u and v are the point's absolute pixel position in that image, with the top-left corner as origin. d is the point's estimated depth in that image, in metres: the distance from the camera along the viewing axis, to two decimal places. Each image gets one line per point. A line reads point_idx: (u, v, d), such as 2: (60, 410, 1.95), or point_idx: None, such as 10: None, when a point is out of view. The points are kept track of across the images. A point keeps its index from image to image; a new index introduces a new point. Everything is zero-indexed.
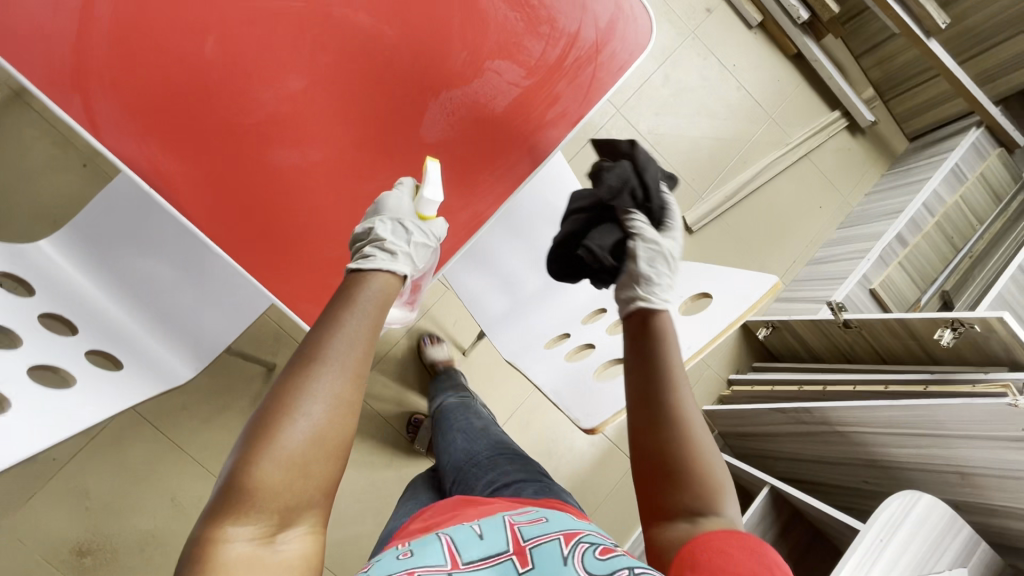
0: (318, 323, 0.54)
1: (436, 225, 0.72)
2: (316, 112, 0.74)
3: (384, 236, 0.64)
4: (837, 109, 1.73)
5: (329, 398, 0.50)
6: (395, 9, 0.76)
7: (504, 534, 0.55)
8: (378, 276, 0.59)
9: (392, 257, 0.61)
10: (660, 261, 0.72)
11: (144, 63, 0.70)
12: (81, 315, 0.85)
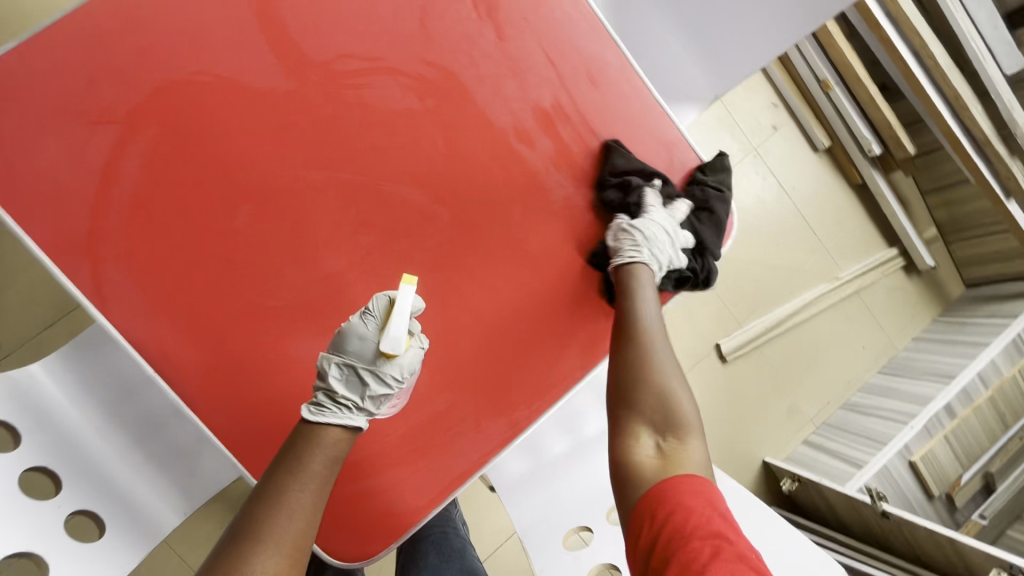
0: (260, 495, 0.52)
1: (409, 357, 0.61)
2: (347, 297, 0.67)
3: (337, 388, 0.59)
4: (895, 247, 1.63)
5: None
6: (453, 191, 0.69)
7: None
8: (333, 432, 0.57)
9: (343, 413, 0.58)
10: (645, 245, 0.70)
11: (168, 229, 0.62)
12: (66, 462, 0.75)
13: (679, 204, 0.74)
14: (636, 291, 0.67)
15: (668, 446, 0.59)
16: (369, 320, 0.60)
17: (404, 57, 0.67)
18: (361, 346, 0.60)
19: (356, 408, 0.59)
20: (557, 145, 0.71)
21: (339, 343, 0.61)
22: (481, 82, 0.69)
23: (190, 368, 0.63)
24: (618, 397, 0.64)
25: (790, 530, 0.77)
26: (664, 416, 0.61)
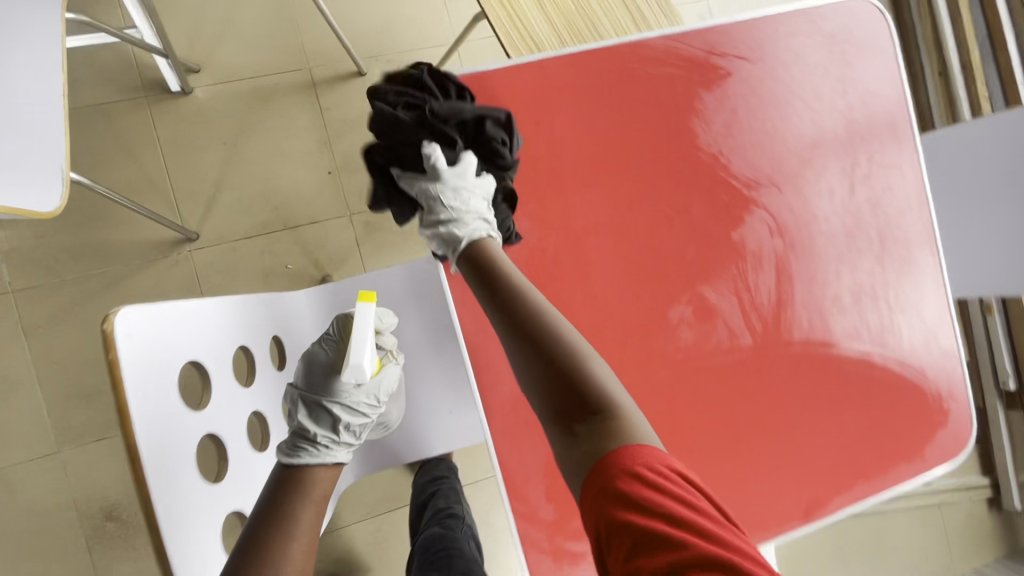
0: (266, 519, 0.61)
1: (383, 377, 0.76)
2: (646, 375, 0.71)
3: (308, 426, 0.71)
4: (988, 476, 1.66)
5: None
6: (766, 321, 0.74)
7: None
8: (322, 472, 0.69)
9: (327, 449, 0.71)
10: (460, 211, 0.64)
11: (534, 262, 0.70)
12: None
13: (483, 172, 0.67)
14: (489, 261, 0.62)
15: (593, 426, 0.52)
16: (327, 346, 0.74)
17: (776, 195, 0.74)
18: (317, 376, 0.73)
19: (331, 442, 0.71)
20: (859, 319, 0.77)
21: (303, 378, 0.73)
22: (823, 242, 0.76)
23: (498, 384, 0.69)
24: (549, 370, 0.55)
25: None
26: (586, 405, 0.53)
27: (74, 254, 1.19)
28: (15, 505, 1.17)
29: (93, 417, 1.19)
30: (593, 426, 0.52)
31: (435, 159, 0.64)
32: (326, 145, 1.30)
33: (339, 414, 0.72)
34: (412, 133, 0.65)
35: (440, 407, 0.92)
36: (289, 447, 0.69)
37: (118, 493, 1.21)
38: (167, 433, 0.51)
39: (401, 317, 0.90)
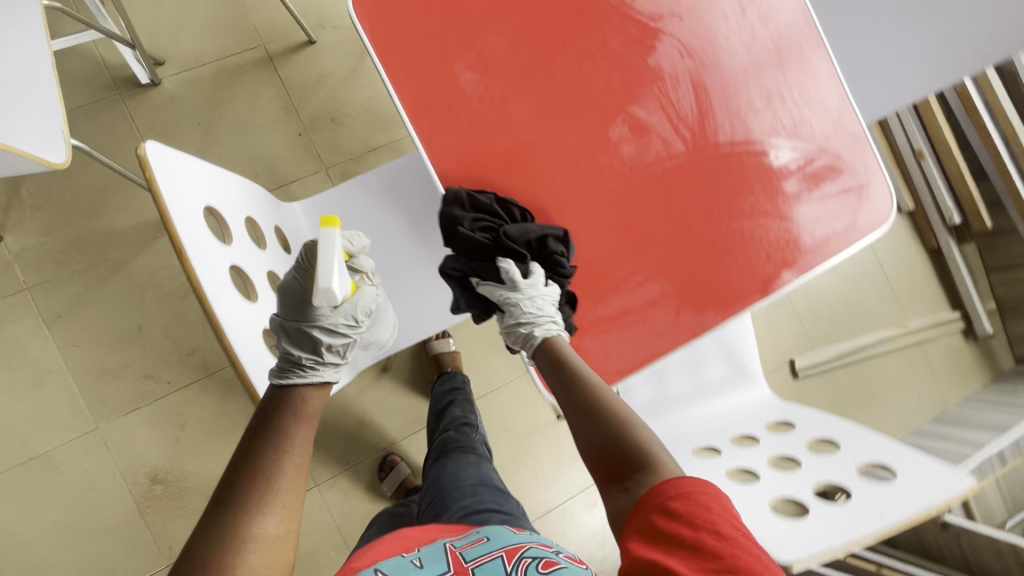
0: (261, 433, 0.68)
1: (358, 299, 0.81)
2: (599, 189, 0.83)
3: (295, 351, 0.76)
4: (957, 310, 1.80)
5: (273, 523, 0.61)
6: (692, 130, 0.86)
7: (445, 560, 0.71)
8: (311, 392, 0.75)
9: (317, 370, 0.77)
10: (536, 315, 0.82)
11: (484, 107, 0.80)
12: None
13: (552, 283, 0.84)
14: (559, 358, 0.78)
15: (640, 480, 0.64)
16: (298, 274, 0.77)
17: (679, 24, 0.87)
18: (295, 302, 0.78)
19: (316, 361, 0.77)
20: (773, 118, 0.89)
21: (282, 306, 0.78)
22: (727, 57, 0.88)
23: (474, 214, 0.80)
24: (601, 436, 0.70)
25: (928, 462, 0.83)
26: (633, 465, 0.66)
27: (78, 245, 1.28)
28: (64, 484, 1.24)
29: (122, 390, 1.28)
30: (638, 479, 0.64)
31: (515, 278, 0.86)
32: (292, 111, 1.42)
33: (320, 336, 0.76)
34: (493, 256, 0.87)
35: (439, 284, 1.03)
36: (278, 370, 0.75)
37: (158, 458, 1.29)
38: (204, 253, 0.62)
39: (383, 212, 1.02)
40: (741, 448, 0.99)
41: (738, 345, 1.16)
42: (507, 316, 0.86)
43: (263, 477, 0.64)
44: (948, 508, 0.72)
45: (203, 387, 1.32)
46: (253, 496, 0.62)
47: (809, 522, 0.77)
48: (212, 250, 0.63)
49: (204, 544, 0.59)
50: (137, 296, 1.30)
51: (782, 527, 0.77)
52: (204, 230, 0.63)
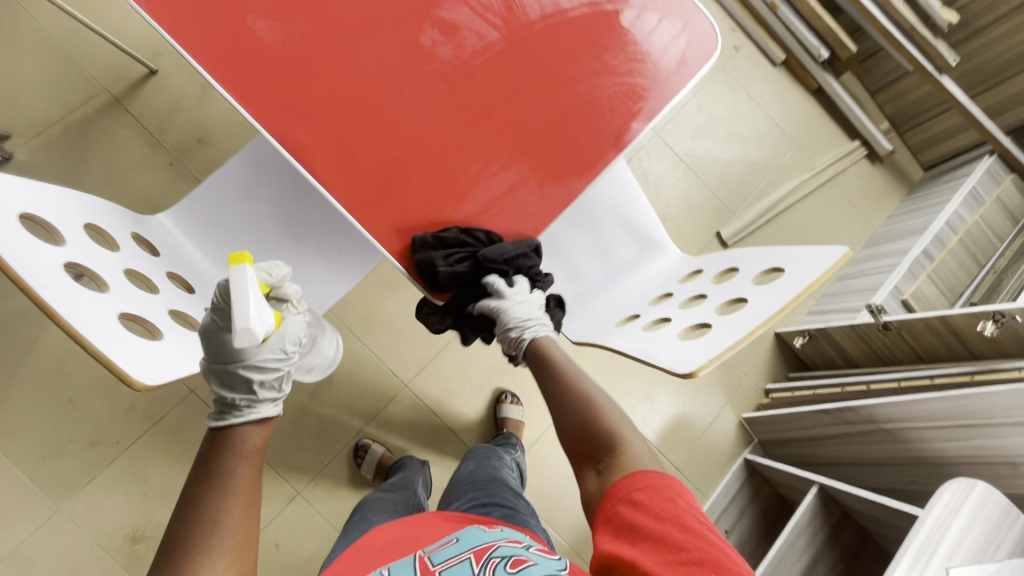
0: (202, 474, 0.65)
1: (286, 327, 0.74)
2: (430, 96, 0.84)
3: (230, 393, 0.71)
4: (856, 139, 1.87)
5: (220, 568, 0.60)
6: (502, 13, 0.87)
7: (414, 565, 0.64)
8: (250, 432, 0.70)
9: (255, 408, 0.72)
10: (533, 321, 0.90)
11: (289, 48, 0.80)
12: (199, 281, 0.92)
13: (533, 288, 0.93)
14: (543, 360, 0.87)
15: (608, 464, 0.72)
16: (217, 316, 0.70)
17: None
18: (217, 345, 0.70)
19: (250, 400, 0.71)
20: None
21: (210, 349, 0.71)
22: None
23: (318, 155, 0.81)
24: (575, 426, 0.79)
25: (806, 248, 0.86)
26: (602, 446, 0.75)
27: None
28: (43, 574, 1.22)
29: (74, 464, 1.26)
30: (608, 460, 0.73)
31: (498, 292, 0.89)
32: (157, 145, 1.40)
33: (251, 375, 0.71)
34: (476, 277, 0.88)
35: (332, 249, 1.04)
36: (214, 413, 0.71)
37: (131, 518, 1.27)
38: (19, 245, 0.61)
39: (252, 195, 1.01)
40: (658, 305, 1.01)
41: (637, 215, 1.16)
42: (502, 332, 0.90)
43: (207, 523, 0.61)
44: (820, 281, 0.76)
45: (155, 435, 1.31)
46: (198, 544, 0.60)
47: (707, 338, 0.81)
48: (34, 250, 0.62)
49: None
50: (58, 370, 1.28)
51: (686, 349, 0.80)
52: (17, 233, 0.62)
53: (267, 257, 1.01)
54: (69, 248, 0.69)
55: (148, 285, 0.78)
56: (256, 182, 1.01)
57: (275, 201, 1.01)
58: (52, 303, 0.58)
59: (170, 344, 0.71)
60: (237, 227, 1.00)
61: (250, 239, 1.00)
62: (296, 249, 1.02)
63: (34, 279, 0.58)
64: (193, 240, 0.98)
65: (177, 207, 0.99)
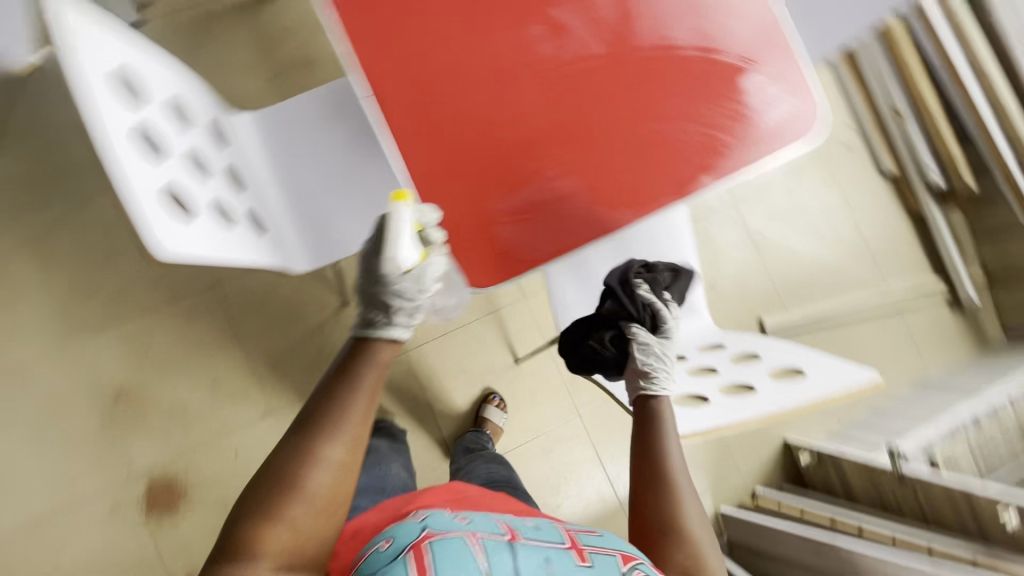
0: (340, 386, 0.64)
1: (433, 263, 0.80)
2: (517, 86, 0.85)
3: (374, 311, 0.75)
4: (940, 277, 1.76)
5: (332, 463, 0.60)
6: (614, 33, 0.87)
7: (561, 532, 0.65)
8: (384, 349, 0.70)
9: (395, 327, 0.73)
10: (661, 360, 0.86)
11: (405, 0, 0.83)
12: (251, 183, 0.97)
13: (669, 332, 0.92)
14: (660, 417, 0.78)
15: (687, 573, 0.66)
16: (373, 245, 0.79)
17: None
18: (371, 269, 0.78)
19: (387, 319, 0.73)
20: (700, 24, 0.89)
21: (370, 273, 0.79)
22: None
23: (393, 106, 0.83)
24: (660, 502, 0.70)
25: (831, 360, 0.86)
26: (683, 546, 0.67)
27: (61, 171, 1.36)
28: (33, 395, 1.30)
29: (94, 310, 1.35)
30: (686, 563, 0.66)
31: (646, 288, 0.93)
32: (269, 55, 1.48)
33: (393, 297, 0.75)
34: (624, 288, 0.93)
35: (378, 199, 1.06)
36: (359, 325, 0.74)
37: (123, 376, 1.35)
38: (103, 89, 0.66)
39: (328, 125, 1.05)
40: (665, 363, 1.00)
41: (679, 270, 1.13)
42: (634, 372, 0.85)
43: (319, 441, 0.60)
44: (835, 399, 0.77)
45: (171, 310, 1.38)
46: (304, 461, 0.59)
47: (708, 411, 0.85)
48: (116, 111, 0.67)
49: (253, 494, 0.58)
50: (112, 224, 1.37)
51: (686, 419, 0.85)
52: (107, 90, 0.67)
53: (318, 185, 1.04)
54: (146, 109, 0.74)
55: (203, 174, 0.84)
56: (336, 114, 1.05)
57: (346, 138, 1.05)
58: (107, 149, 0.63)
59: (201, 233, 0.76)
60: (303, 148, 1.05)
61: (310, 166, 1.05)
62: (346, 187, 1.05)
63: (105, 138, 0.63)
64: (262, 146, 1.02)
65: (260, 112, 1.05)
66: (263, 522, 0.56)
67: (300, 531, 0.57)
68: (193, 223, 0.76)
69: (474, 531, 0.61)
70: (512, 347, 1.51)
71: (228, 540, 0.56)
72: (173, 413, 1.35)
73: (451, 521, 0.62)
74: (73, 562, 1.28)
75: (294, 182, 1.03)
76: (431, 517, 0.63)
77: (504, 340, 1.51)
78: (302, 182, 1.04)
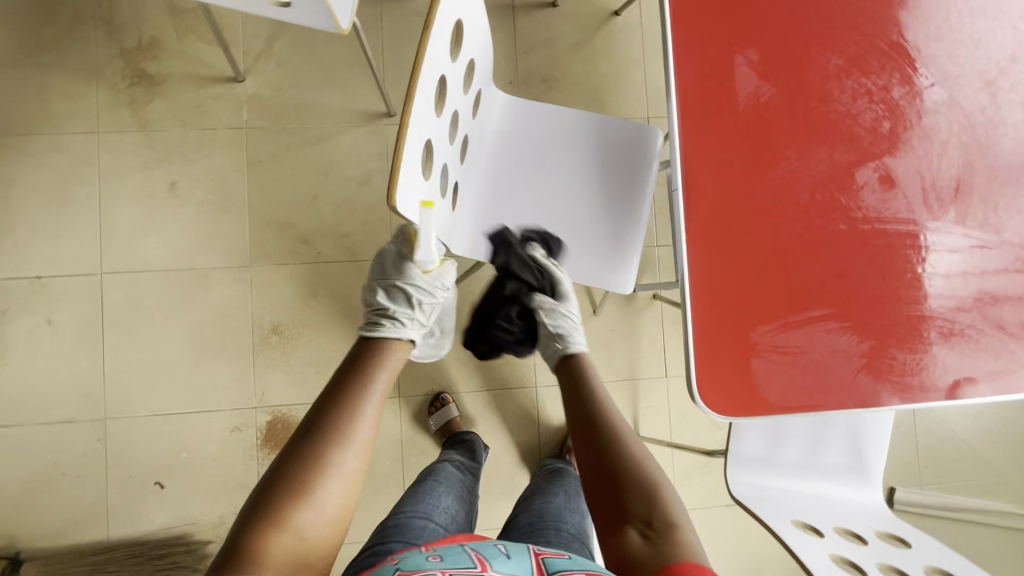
0: (348, 399, 0.78)
1: (445, 273, 0.95)
2: (827, 225, 0.80)
3: (387, 308, 0.91)
4: None
5: (342, 473, 0.73)
6: (941, 206, 0.82)
7: (529, 564, 0.67)
8: (397, 345, 0.89)
9: (401, 327, 0.90)
10: (562, 329, 0.98)
11: (750, 106, 0.80)
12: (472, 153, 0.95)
13: (567, 293, 1.01)
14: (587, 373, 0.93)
15: (655, 532, 0.69)
16: (395, 245, 0.95)
17: (968, 95, 0.83)
18: (388, 266, 0.94)
19: (401, 319, 0.90)
20: None
21: (393, 275, 0.93)
22: (1007, 145, 0.83)
23: (699, 203, 0.80)
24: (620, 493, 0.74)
25: None
26: (647, 502, 0.73)
27: (296, 107, 1.42)
28: (205, 302, 1.38)
29: (280, 243, 1.41)
30: (657, 525, 0.70)
31: (542, 252, 1.01)
32: (512, 59, 1.49)
33: (410, 292, 0.91)
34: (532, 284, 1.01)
35: (564, 231, 1.03)
36: (369, 325, 0.90)
37: (283, 314, 1.40)
38: (439, 41, 0.67)
39: (564, 147, 1.04)
40: (847, 542, 0.93)
41: (869, 436, 1.06)
42: (546, 345, 1.00)
43: (335, 437, 0.74)
44: None
45: (343, 268, 1.42)
46: (320, 452, 0.72)
47: None
48: (438, 52, 0.68)
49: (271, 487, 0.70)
50: (323, 170, 1.42)
51: None
52: (446, 31, 0.68)
53: (523, 193, 1.03)
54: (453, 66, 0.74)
55: (453, 135, 0.83)
56: (581, 143, 1.04)
57: (575, 168, 1.04)
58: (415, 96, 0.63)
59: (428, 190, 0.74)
60: (530, 155, 1.04)
61: (532, 175, 1.04)
62: (544, 207, 1.03)
63: (424, 73, 0.64)
64: (501, 137, 1.03)
65: (517, 102, 1.05)
66: (302, 498, 0.69)
67: (317, 522, 0.69)
68: (427, 178, 0.74)
69: (446, 568, 0.62)
70: (635, 422, 1.47)
71: (271, 508, 0.68)
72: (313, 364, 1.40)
73: (425, 563, 0.64)
74: (185, 463, 1.36)
75: (505, 179, 1.03)
76: (407, 559, 0.65)
77: (631, 411, 1.47)
78: (518, 187, 1.03)
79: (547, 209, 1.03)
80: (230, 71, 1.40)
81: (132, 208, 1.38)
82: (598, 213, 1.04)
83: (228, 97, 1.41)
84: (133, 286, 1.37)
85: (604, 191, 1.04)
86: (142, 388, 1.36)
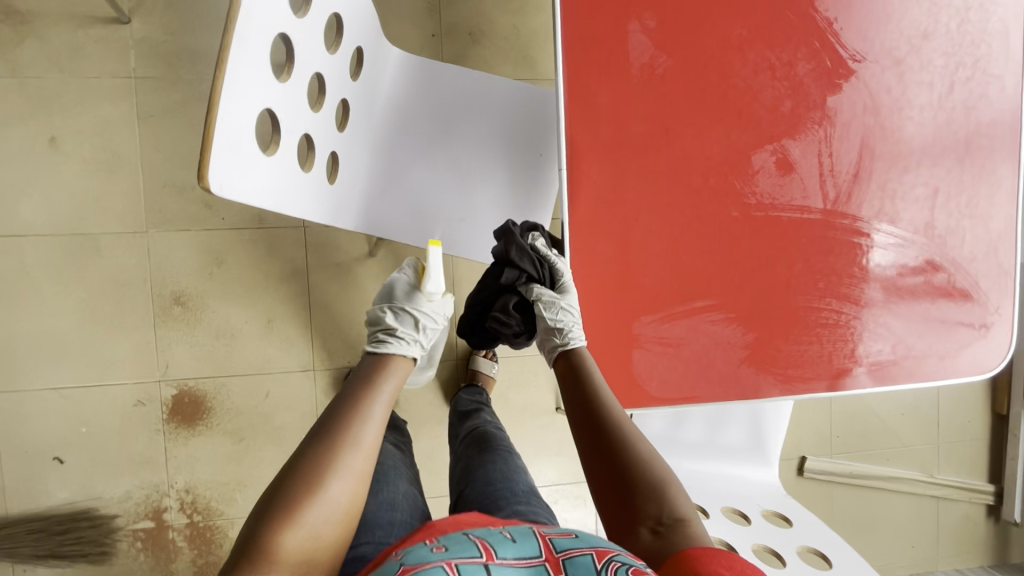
0: (352, 406, 0.67)
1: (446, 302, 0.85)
2: (720, 210, 0.76)
3: (394, 326, 0.79)
4: (993, 484, 1.66)
5: (352, 474, 0.63)
6: (837, 194, 0.78)
7: (537, 544, 0.57)
8: (398, 361, 0.76)
9: (407, 343, 0.78)
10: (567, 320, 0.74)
11: (646, 78, 0.74)
12: (356, 117, 0.86)
13: None
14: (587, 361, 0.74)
15: (666, 526, 0.60)
16: (405, 274, 0.87)
17: (876, 76, 0.78)
18: (396, 291, 0.85)
19: (406, 335, 0.78)
20: (930, 215, 0.80)
21: (399, 297, 0.84)
22: (911, 130, 0.79)
23: (586, 184, 0.75)
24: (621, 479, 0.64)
25: None
26: (659, 500, 0.61)
27: (191, 56, 1.28)
28: (98, 270, 1.28)
29: (180, 208, 1.30)
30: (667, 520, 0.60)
31: (540, 239, 0.80)
32: (435, 9, 1.36)
33: (418, 316, 0.80)
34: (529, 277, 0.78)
35: (466, 204, 0.97)
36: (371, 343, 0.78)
37: (186, 283, 1.32)
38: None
39: (467, 113, 0.97)
40: (731, 523, 0.96)
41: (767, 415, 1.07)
42: (545, 342, 0.75)
43: (345, 440, 0.64)
44: None
45: (251, 236, 1.33)
46: (322, 456, 0.62)
47: None
48: (272, 6, 0.59)
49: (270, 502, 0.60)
50: None
51: None
52: None
53: (421, 160, 0.95)
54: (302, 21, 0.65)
55: (318, 101, 0.75)
56: (485, 109, 0.97)
57: (479, 136, 0.97)
58: (230, 58, 0.55)
59: (274, 167, 0.67)
60: (430, 121, 0.96)
61: (432, 143, 0.96)
62: (444, 179, 0.96)
63: (244, 29, 0.55)
64: (395, 96, 0.93)
65: (415, 60, 0.95)
66: (298, 508, 0.59)
67: (316, 537, 0.59)
68: (272, 154, 0.66)
69: (450, 562, 0.52)
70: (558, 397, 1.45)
71: (263, 523, 0.58)
72: (220, 336, 1.33)
73: (426, 556, 0.53)
74: (85, 437, 1.30)
75: (402, 145, 0.95)
76: (408, 553, 0.54)
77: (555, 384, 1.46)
78: (416, 155, 0.95)
79: (447, 180, 0.96)
80: (113, 11, 1.25)
81: (7, 164, 1.25)
82: (500, 187, 0.97)
83: (111, 42, 1.26)
84: (15, 252, 1.26)
85: (509, 161, 0.97)
86: (33, 360, 1.28)
